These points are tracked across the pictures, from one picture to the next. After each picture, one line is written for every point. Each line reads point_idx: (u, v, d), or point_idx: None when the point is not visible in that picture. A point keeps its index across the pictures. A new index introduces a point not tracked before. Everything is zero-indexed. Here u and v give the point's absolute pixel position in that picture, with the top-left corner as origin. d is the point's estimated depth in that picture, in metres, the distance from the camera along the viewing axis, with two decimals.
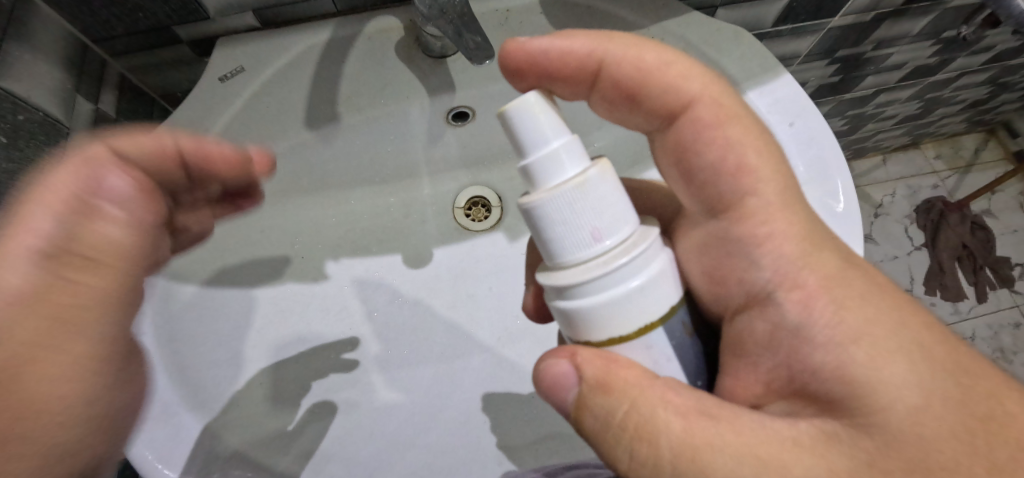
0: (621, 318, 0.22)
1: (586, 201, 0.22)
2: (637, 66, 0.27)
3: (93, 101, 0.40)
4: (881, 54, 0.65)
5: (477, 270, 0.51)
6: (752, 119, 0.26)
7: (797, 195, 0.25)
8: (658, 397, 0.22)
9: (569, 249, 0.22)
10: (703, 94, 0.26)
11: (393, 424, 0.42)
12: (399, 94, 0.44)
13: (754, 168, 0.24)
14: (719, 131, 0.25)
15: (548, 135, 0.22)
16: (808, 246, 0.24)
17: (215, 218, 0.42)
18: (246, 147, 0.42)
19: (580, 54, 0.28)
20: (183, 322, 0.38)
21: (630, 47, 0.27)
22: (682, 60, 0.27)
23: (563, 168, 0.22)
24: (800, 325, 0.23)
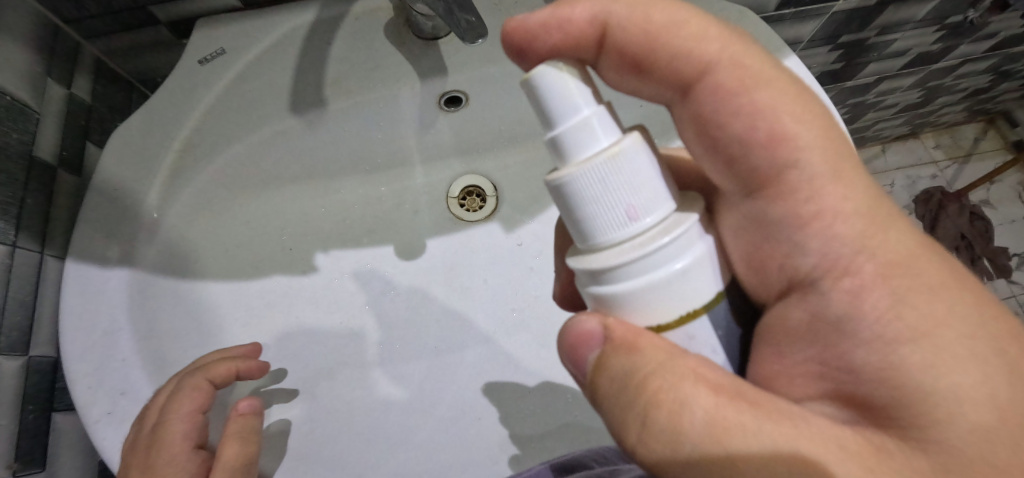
0: (658, 303, 0.21)
1: (620, 176, 0.21)
2: (643, 29, 0.24)
3: (65, 86, 0.38)
4: (884, 40, 0.63)
5: (471, 261, 0.49)
6: (789, 77, 0.22)
7: (849, 163, 0.22)
8: (688, 371, 0.20)
9: (603, 229, 0.22)
10: (723, 52, 0.22)
11: (384, 421, 0.41)
12: (389, 78, 0.42)
13: (789, 137, 0.21)
14: (747, 96, 0.22)
15: (577, 104, 0.21)
16: (869, 226, 0.21)
17: (196, 208, 0.41)
18: (229, 135, 0.40)
19: (579, 24, 0.26)
20: (161, 316, 0.37)
21: (635, 8, 0.25)
22: (696, 16, 0.24)
23: (596, 141, 0.21)
24: (841, 316, 0.21)
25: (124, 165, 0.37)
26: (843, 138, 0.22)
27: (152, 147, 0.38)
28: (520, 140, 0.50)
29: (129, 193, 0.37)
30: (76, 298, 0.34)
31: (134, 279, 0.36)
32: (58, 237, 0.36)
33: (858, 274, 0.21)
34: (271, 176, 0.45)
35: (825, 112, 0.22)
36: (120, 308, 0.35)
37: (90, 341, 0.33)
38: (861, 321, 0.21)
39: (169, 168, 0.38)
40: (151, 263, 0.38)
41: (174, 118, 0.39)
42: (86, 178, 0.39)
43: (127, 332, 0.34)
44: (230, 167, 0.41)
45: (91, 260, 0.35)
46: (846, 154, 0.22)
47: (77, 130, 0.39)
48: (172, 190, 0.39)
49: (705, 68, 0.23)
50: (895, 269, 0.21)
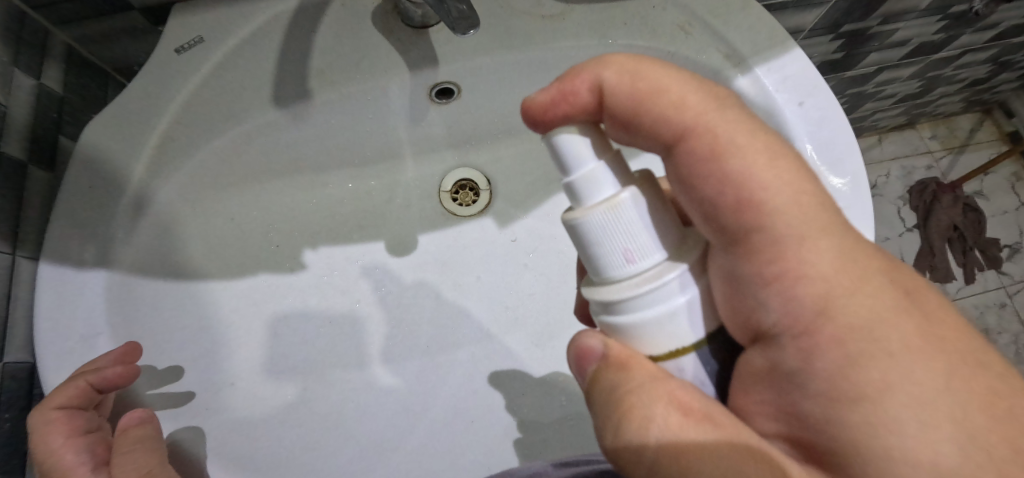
0: (654, 341, 0.21)
1: (619, 222, 0.21)
2: (632, 93, 0.24)
3: (34, 77, 0.36)
4: (886, 30, 0.62)
5: (463, 257, 0.48)
6: (774, 139, 0.22)
7: (826, 231, 0.21)
8: (663, 390, 0.20)
9: (605, 270, 0.22)
10: (703, 113, 0.22)
11: (375, 426, 0.40)
12: (376, 69, 0.40)
13: (756, 200, 0.20)
14: (716, 155, 0.21)
15: (584, 155, 0.21)
16: (838, 295, 0.20)
17: (175, 205, 0.39)
18: (207, 130, 0.38)
19: (578, 96, 0.25)
20: (142, 319, 0.36)
21: (627, 73, 0.24)
22: (689, 79, 0.23)
23: (600, 188, 0.21)
24: (794, 371, 0.21)
25: (97, 162, 0.36)
26: (828, 204, 0.21)
27: (128, 142, 0.36)
28: (513, 133, 0.49)
29: (103, 191, 0.35)
30: (49, 302, 0.33)
31: (111, 281, 0.35)
32: (30, 237, 0.35)
33: (815, 339, 0.20)
34: (256, 170, 0.43)
35: (810, 177, 0.21)
36: (97, 311, 0.33)
37: (67, 347, 0.32)
38: (811, 378, 0.21)
39: (145, 166, 0.37)
40: (130, 265, 0.36)
41: (150, 111, 0.37)
42: (59, 173, 0.37)
43: (105, 337, 0.33)
44: (210, 163, 0.40)
45: (67, 262, 0.34)
46: (826, 221, 0.21)
47: (49, 125, 0.37)
48: (148, 189, 0.37)
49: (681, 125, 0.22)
50: (859, 338, 0.20)
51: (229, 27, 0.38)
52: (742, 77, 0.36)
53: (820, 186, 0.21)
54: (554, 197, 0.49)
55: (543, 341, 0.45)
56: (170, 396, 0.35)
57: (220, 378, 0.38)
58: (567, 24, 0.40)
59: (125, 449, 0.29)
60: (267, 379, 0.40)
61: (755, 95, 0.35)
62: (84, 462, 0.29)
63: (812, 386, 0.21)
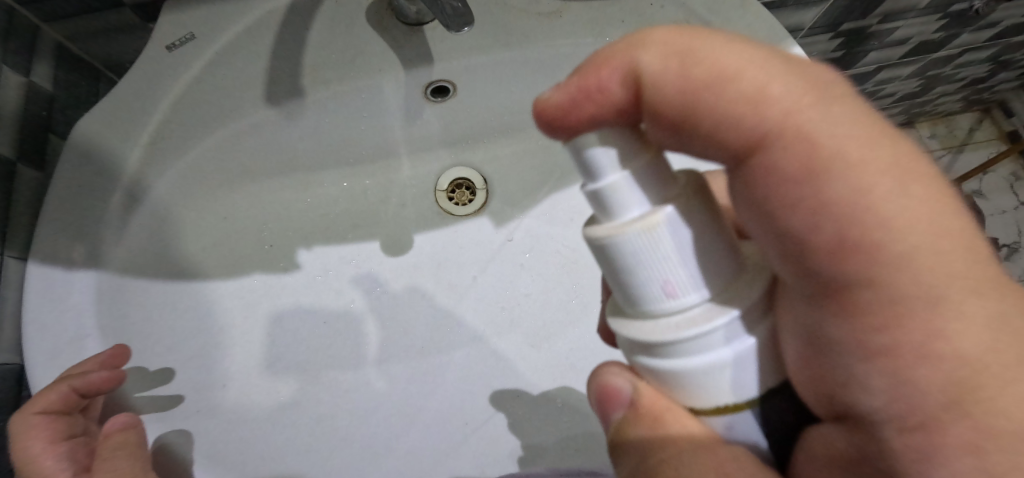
0: (696, 391, 0.20)
1: (657, 249, 0.18)
2: (682, 88, 0.18)
3: (24, 75, 0.35)
4: (886, 28, 0.61)
5: (459, 257, 0.48)
6: (893, 155, 0.16)
7: (956, 284, 0.16)
8: (706, 462, 0.19)
9: (641, 302, 0.19)
10: (801, 121, 0.16)
11: (369, 428, 0.39)
12: (370, 67, 0.40)
13: (868, 251, 0.16)
14: (816, 186, 0.16)
15: (615, 166, 0.18)
16: (970, 370, 0.16)
17: (166, 204, 0.39)
18: (198, 129, 0.38)
19: (608, 92, 0.20)
20: (132, 319, 0.35)
21: (674, 57, 0.18)
22: (772, 62, 0.17)
23: (634, 207, 0.18)
24: (895, 465, 0.18)
25: (87, 161, 0.35)
26: (958, 241, 0.17)
27: (118, 141, 0.36)
28: (510, 131, 0.48)
29: (92, 191, 0.35)
30: (37, 302, 0.32)
31: (100, 282, 0.34)
32: (17, 237, 0.34)
33: (933, 428, 0.17)
34: (250, 169, 0.43)
35: (940, 208, 0.16)
36: (86, 311, 0.33)
37: (56, 348, 0.32)
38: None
39: (136, 165, 0.36)
40: (120, 265, 0.35)
41: (141, 109, 0.36)
42: (49, 172, 0.37)
43: (95, 337, 0.33)
44: (202, 161, 0.39)
45: (56, 262, 0.33)
46: (954, 266, 0.16)
47: (38, 123, 0.36)
48: (139, 188, 0.37)
49: (765, 137, 0.17)
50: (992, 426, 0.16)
51: (221, 23, 0.38)
52: None
53: (950, 217, 0.17)
54: (551, 197, 0.49)
55: (539, 341, 0.44)
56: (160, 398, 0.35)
57: (211, 380, 0.38)
58: (564, 21, 0.40)
59: (105, 456, 0.28)
60: (260, 381, 0.39)
61: None
62: (65, 469, 0.28)
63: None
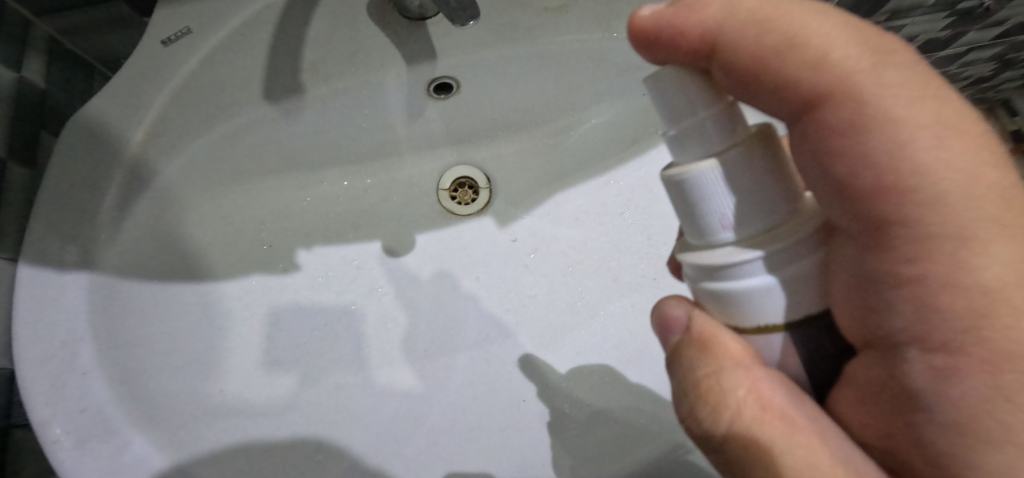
0: (742, 314, 0.21)
1: (716, 183, 0.20)
2: (757, 42, 0.21)
3: (14, 69, 0.34)
4: (892, 26, 0.60)
5: (463, 257, 0.47)
6: (942, 113, 0.19)
7: (991, 229, 0.18)
8: (745, 378, 0.21)
9: (700, 231, 0.21)
10: (860, 76, 0.19)
11: (371, 432, 0.38)
12: (373, 62, 0.39)
13: (909, 188, 0.18)
14: (862, 134, 0.19)
15: (686, 109, 0.20)
16: (997, 301, 0.18)
17: (163, 203, 0.37)
18: (197, 125, 0.37)
19: (691, 37, 0.22)
20: (128, 322, 0.34)
21: (757, 17, 0.21)
22: (843, 28, 0.20)
23: (699, 145, 0.20)
24: (920, 389, 0.20)
25: (80, 159, 0.34)
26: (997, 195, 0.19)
27: (113, 138, 0.35)
28: (514, 130, 0.47)
29: (87, 190, 0.34)
30: (29, 304, 0.31)
31: (93, 284, 0.33)
32: (9, 237, 0.33)
33: (963, 352, 0.18)
34: (249, 167, 0.42)
35: (982, 163, 0.19)
36: (77, 315, 0.32)
37: (48, 353, 0.31)
38: (937, 398, 0.19)
39: (131, 163, 0.35)
40: (115, 267, 0.34)
41: (137, 105, 0.35)
42: (41, 170, 0.36)
43: (89, 341, 0.31)
44: (200, 159, 0.38)
45: (47, 264, 0.32)
46: (993, 214, 0.18)
47: (30, 120, 0.35)
48: (135, 187, 0.35)
49: (825, 89, 0.19)
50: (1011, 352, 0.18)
51: (218, 16, 0.36)
52: None
53: (992, 174, 0.19)
54: (557, 196, 0.48)
55: (544, 344, 0.43)
56: (160, 404, 0.33)
57: (209, 386, 0.37)
58: (569, 16, 0.39)
59: None
60: (260, 386, 0.38)
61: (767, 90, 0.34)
62: None
63: (941, 402, 0.19)
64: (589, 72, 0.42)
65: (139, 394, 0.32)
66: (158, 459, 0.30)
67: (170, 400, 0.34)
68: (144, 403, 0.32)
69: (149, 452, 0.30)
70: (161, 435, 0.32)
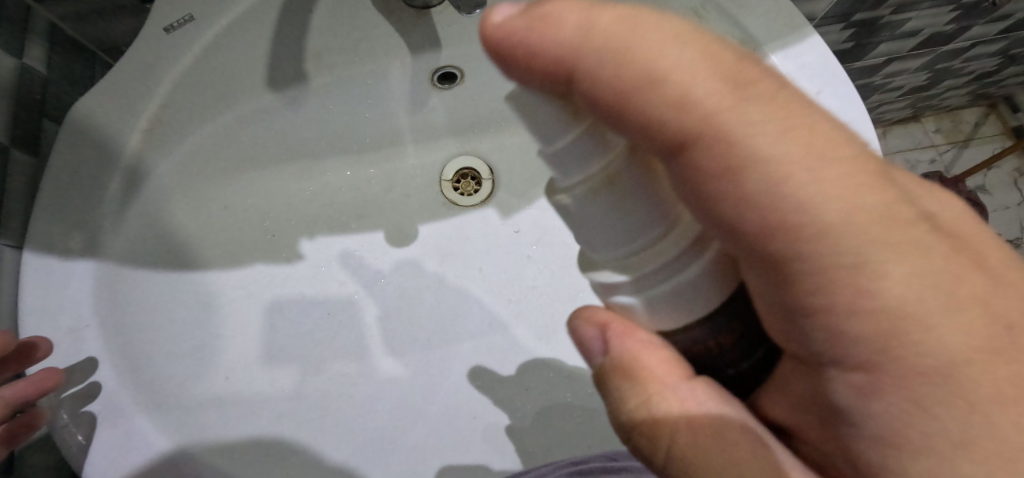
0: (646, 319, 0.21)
1: (584, 211, 0.18)
2: (620, 74, 0.17)
3: (16, 56, 0.34)
4: (898, 19, 0.58)
5: (467, 248, 0.47)
6: (814, 139, 0.16)
7: (901, 248, 0.16)
8: (672, 401, 0.20)
9: (589, 250, 0.20)
10: (729, 114, 0.16)
11: (380, 415, 0.39)
12: (377, 51, 0.39)
13: (802, 234, 0.16)
14: (743, 179, 0.17)
15: (545, 133, 0.17)
16: (899, 321, 0.16)
17: (169, 192, 0.38)
18: (200, 113, 0.37)
19: (545, 58, 0.18)
20: (132, 309, 0.34)
21: (620, 44, 0.17)
22: (704, 54, 0.17)
23: (564, 169, 0.18)
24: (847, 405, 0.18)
25: (83, 146, 0.34)
26: (899, 211, 0.17)
27: (116, 124, 0.35)
28: (515, 120, 0.47)
29: (90, 177, 0.34)
30: (36, 291, 0.31)
31: (100, 271, 0.33)
32: (13, 225, 0.33)
33: (880, 372, 0.17)
34: (252, 157, 0.42)
35: (874, 179, 0.17)
36: (84, 303, 0.32)
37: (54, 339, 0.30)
38: (867, 417, 0.18)
39: (134, 152, 0.35)
40: (119, 254, 0.34)
41: (140, 92, 0.35)
42: (43, 157, 0.36)
43: (94, 328, 0.31)
44: (203, 147, 0.38)
45: (51, 251, 0.32)
46: (902, 228, 0.17)
47: (33, 107, 0.35)
48: (139, 175, 0.35)
49: (686, 129, 0.17)
50: (934, 364, 0.16)
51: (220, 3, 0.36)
52: None
53: (886, 186, 0.17)
54: None
55: (548, 335, 0.44)
56: (166, 390, 0.33)
57: (214, 372, 0.37)
58: None
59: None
60: (264, 373, 0.39)
61: None
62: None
63: (869, 422, 0.18)
64: None
65: (146, 380, 0.32)
66: (163, 440, 0.30)
67: (176, 386, 0.34)
68: (151, 389, 0.32)
69: (156, 436, 0.30)
70: (170, 421, 0.32)
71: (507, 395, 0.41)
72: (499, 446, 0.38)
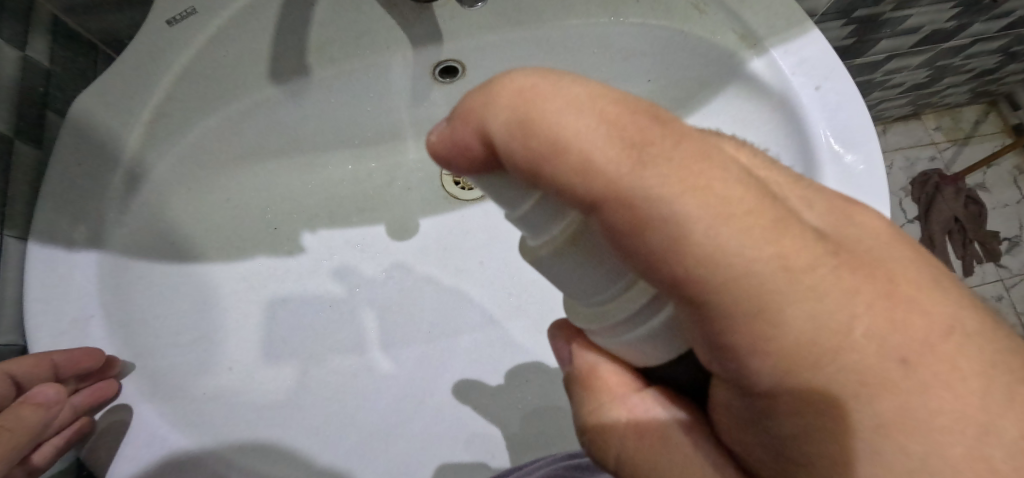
0: (633, 355, 0.20)
1: (561, 265, 0.17)
2: (525, 143, 0.14)
3: (19, 48, 0.34)
4: (899, 16, 0.58)
5: (467, 243, 0.47)
6: (727, 194, 0.14)
7: (802, 295, 0.14)
8: (621, 406, 0.21)
9: (574, 295, 0.19)
10: (617, 168, 0.13)
11: (385, 403, 0.39)
12: (379, 45, 0.39)
13: (698, 291, 0.14)
14: (642, 235, 0.14)
15: (506, 200, 0.17)
16: (798, 359, 0.14)
17: (172, 184, 0.38)
18: (202, 106, 0.37)
19: (472, 139, 0.16)
20: (136, 300, 0.34)
21: (513, 113, 0.14)
22: (583, 99, 0.14)
23: (534, 227, 0.17)
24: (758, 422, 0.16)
25: (85, 138, 0.34)
26: (802, 258, 0.14)
27: (119, 116, 0.35)
28: None
29: (96, 169, 0.34)
30: (41, 282, 0.31)
31: (103, 263, 0.33)
32: (17, 216, 0.33)
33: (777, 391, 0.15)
34: (254, 149, 0.42)
35: (772, 224, 0.14)
36: (89, 294, 0.32)
37: (59, 329, 0.31)
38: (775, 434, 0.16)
39: (137, 144, 0.35)
40: (123, 244, 0.35)
41: (142, 86, 0.35)
42: (46, 150, 0.36)
43: (99, 318, 0.32)
44: (206, 139, 0.38)
45: (56, 242, 0.32)
46: (803, 276, 0.14)
47: (36, 99, 0.35)
48: (142, 167, 0.35)
49: (598, 196, 0.14)
50: (828, 393, 0.15)
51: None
52: (757, 60, 0.35)
53: (785, 229, 0.14)
54: None
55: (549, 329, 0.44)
56: (169, 381, 0.33)
57: (215, 362, 0.37)
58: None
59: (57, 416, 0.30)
60: (264, 365, 0.39)
61: (770, 78, 0.35)
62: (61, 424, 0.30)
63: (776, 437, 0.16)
64: (596, 58, 0.42)
65: (151, 372, 0.33)
66: (181, 439, 0.30)
67: (177, 377, 0.34)
68: (154, 379, 0.33)
69: (160, 426, 0.30)
70: (173, 409, 0.32)
71: (501, 394, 0.41)
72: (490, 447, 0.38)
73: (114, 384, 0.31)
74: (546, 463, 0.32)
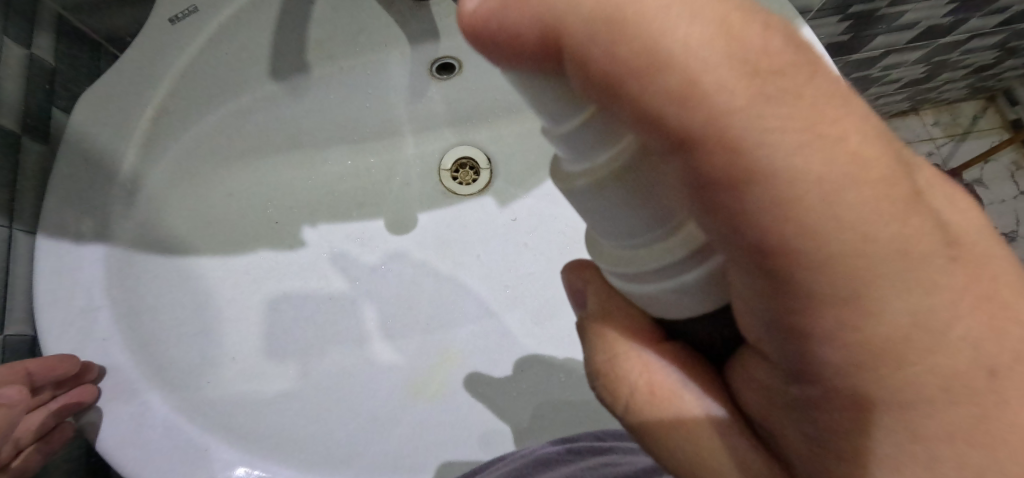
0: (655, 305, 0.19)
1: (601, 202, 0.16)
2: (614, 52, 0.12)
3: (25, 46, 0.34)
4: (895, 11, 0.59)
5: (465, 236, 0.48)
6: (854, 153, 0.13)
7: (893, 265, 0.13)
8: (637, 362, 0.21)
9: (607, 234, 0.18)
10: (729, 101, 0.12)
11: (387, 384, 0.41)
12: (376, 42, 0.42)
13: (785, 245, 0.13)
14: (738, 191, 0.13)
15: (549, 114, 0.15)
16: (885, 354, 0.14)
17: (174, 178, 0.39)
18: (205, 102, 0.39)
19: (527, 23, 0.13)
20: (140, 290, 0.35)
21: (599, 6, 0.12)
22: (705, 6, 0.12)
23: (578, 149, 0.15)
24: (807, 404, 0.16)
25: (89, 134, 0.35)
26: (924, 245, 0.14)
27: (121, 113, 0.35)
28: (512, 111, 0.49)
29: (101, 165, 0.35)
30: (49, 274, 0.32)
31: (110, 255, 0.34)
32: (26, 211, 0.34)
33: (831, 384, 0.15)
34: (254, 144, 0.43)
35: (897, 200, 0.13)
36: (96, 286, 0.33)
37: (69, 320, 0.32)
38: (820, 413, 0.16)
39: (140, 141, 0.36)
40: (126, 238, 0.35)
41: (145, 82, 0.36)
42: (53, 145, 0.37)
43: (107, 309, 0.33)
44: (207, 135, 0.40)
45: (64, 236, 0.33)
46: (920, 263, 0.14)
47: (42, 96, 0.36)
48: (147, 161, 0.37)
49: (696, 129, 0.12)
50: (894, 387, 0.14)
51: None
52: None
53: (911, 212, 0.14)
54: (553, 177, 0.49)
55: (546, 319, 0.45)
56: (171, 371, 0.34)
57: (217, 352, 0.38)
58: None
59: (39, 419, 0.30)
60: (262, 351, 0.40)
61: None
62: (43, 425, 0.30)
63: (815, 423, 0.16)
64: None
65: (157, 361, 0.33)
66: (190, 424, 0.31)
67: (180, 365, 0.35)
68: (161, 369, 0.33)
69: (162, 411, 0.31)
70: (178, 396, 0.33)
71: (498, 383, 0.42)
72: (489, 434, 0.38)
73: (93, 390, 0.30)
74: (532, 450, 0.33)
